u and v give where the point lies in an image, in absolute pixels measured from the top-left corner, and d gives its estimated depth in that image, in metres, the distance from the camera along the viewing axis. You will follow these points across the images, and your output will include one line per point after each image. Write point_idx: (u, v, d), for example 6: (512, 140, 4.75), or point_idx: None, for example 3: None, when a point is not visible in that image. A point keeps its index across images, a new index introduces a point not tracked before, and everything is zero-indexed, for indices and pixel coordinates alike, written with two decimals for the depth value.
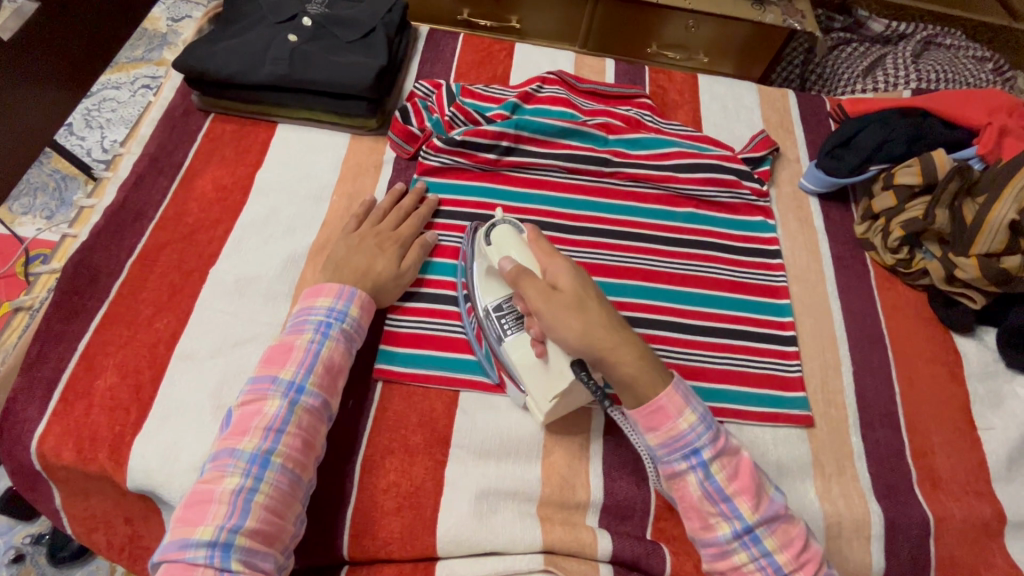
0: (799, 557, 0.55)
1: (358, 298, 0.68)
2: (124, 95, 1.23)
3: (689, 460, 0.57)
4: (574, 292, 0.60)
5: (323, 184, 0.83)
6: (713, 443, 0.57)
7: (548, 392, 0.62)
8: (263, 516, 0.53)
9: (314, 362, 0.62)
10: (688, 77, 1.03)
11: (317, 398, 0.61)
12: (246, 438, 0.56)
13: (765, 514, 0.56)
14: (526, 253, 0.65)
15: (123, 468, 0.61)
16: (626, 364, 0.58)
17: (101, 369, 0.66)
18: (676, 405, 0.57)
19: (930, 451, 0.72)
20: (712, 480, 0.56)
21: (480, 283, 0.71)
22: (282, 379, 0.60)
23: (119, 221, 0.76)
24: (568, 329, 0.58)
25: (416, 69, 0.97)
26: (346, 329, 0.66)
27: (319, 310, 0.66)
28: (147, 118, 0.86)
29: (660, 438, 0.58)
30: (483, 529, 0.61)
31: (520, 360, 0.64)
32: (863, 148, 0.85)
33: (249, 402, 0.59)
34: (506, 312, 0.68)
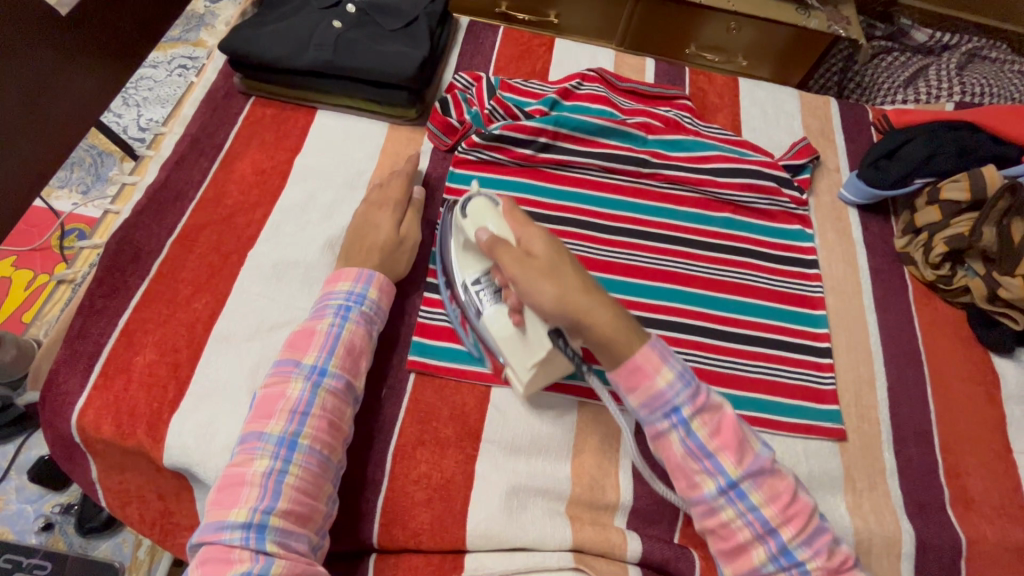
0: (786, 511, 0.54)
1: (376, 279, 0.68)
2: (160, 74, 1.24)
3: (670, 419, 0.56)
4: (546, 257, 0.57)
5: (360, 171, 0.83)
6: (693, 400, 0.56)
7: (529, 360, 0.62)
8: (294, 497, 0.54)
9: (335, 344, 0.62)
10: (728, 80, 1.01)
11: (340, 379, 0.61)
12: (272, 421, 0.57)
13: (749, 469, 0.55)
14: (500, 222, 0.62)
15: (160, 445, 0.62)
16: (602, 326, 0.56)
17: (141, 346, 0.66)
18: (653, 364, 0.56)
19: (963, 471, 0.71)
20: (693, 437, 0.56)
21: (458, 258, 0.70)
22: (305, 363, 0.61)
23: (160, 201, 0.76)
24: (540, 296, 0.56)
25: (455, 61, 0.97)
26: (365, 312, 0.66)
27: (339, 294, 0.66)
28: (190, 99, 0.87)
29: (639, 401, 0.57)
30: (513, 526, 0.61)
31: (498, 332, 0.64)
32: (909, 161, 0.83)
33: (273, 385, 0.59)
34: (485, 283, 0.68)
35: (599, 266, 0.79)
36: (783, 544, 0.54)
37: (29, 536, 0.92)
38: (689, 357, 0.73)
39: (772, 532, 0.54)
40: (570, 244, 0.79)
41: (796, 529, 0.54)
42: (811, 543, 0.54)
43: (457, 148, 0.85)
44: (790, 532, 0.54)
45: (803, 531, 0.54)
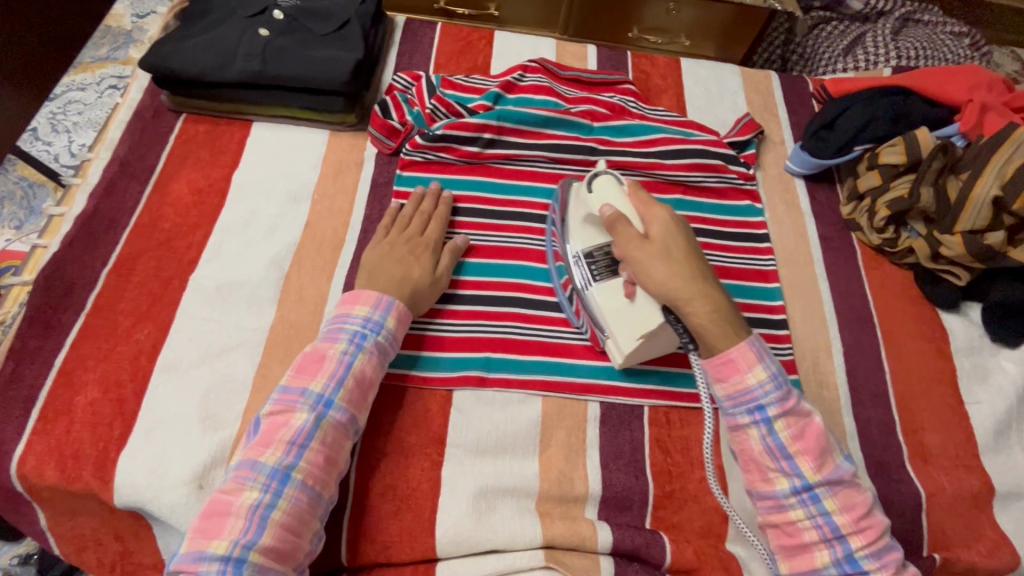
0: (859, 522, 0.56)
1: (395, 307, 0.66)
2: (90, 96, 1.18)
3: (754, 415, 0.58)
4: (673, 240, 0.61)
5: (303, 183, 0.81)
6: (781, 401, 0.57)
7: (636, 331, 0.64)
8: (279, 534, 0.52)
9: (345, 375, 0.60)
10: (670, 61, 1.01)
11: (344, 413, 0.59)
12: (269, 450, 0.55)
13: (828, 477, 0.57)
14: (625, 202, 0.65)
15: (109, 486, 0.59)
16: (700, 316, 0.58)
17: (81, 385, 0.63)
18: (747, 360, 0.57)
19: (919, 427, 0.73)
20: (775, 437, 0.57)
21: (574, 231, 0.72)
22: (311, 391, 0.59)
23: (91, 230, 0.73)
24: (650, 275, 0.60)
25: (394, 61, 0.95)
26: (380, 341, 0.64)
27: (355, 319, 0.64)
28: (115, 121, 0.83)
29: (726, 391, 0.58)
30: (483, 528, 0.61)
31: (608, 304, 0.66)
32: (847, 129, 0.85)
33: (277, 413, 0.58)
34: (601, 258, 0.69)
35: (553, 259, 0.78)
36: (850, 551, 0.55)
37: None
38: None
39: (839, 537, 0.56)
40: (525, 239, 0.79)
41: (865, 540, 0.56)
42: (880, 557, 0.55)
43: (402, 150, 0.83)
44: (859, 542, 0.55)
45: (872, 544, 0.55)
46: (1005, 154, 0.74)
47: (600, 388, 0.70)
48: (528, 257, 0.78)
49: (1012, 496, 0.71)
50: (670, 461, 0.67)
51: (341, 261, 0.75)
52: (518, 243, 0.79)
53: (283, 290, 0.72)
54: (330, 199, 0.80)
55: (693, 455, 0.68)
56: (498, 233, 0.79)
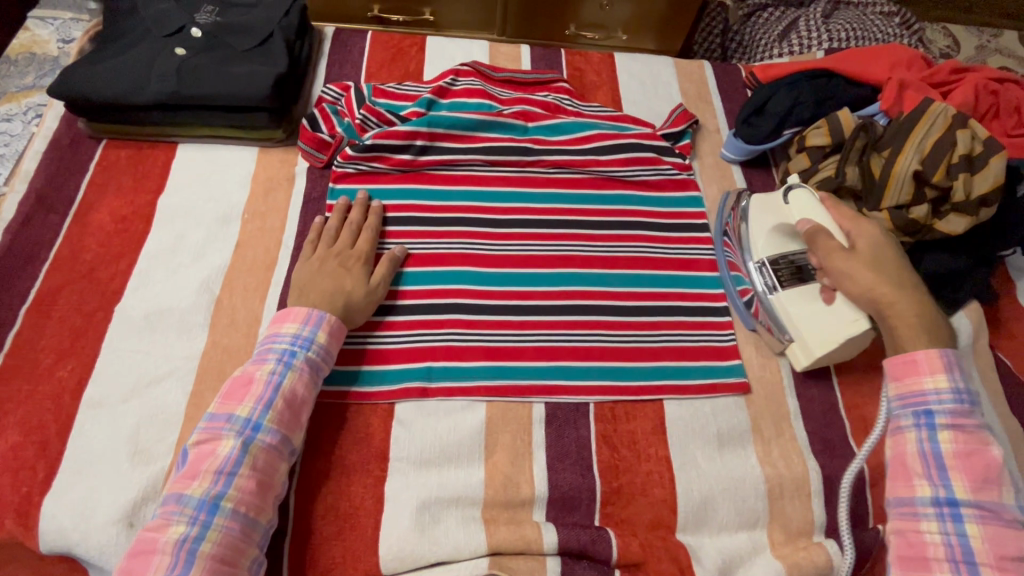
0: (1001, 558, 0.52)
1: (326, 322, 0.65)
2: (16, 127, 1.13)
3: (919, 418, 0.58)
4: (874, 249, 0.67)
5: (232, 203, 0.79)
6: (955, 413, 0.57)
7: (830, 334, 0.70)
8: (210, 567, 0.50)
9: (274, 396, 0.58)
10: (604, 57, 1.02)
11: (274, 436, 0.57)
12: (195, 482, 0.53)
13: (981, 501, 0.54)
14: (827, 216, 0.72)
15: (33, 532, 0.57)
16: (899, 320, 0.62)
17: (1, 430, 0.61)
18: (931, 365, 0.58)
19: (861, 402, 0.74)
20: (935, 443, 0.56)
21: (763, 237, 0.78)
22: (238, 416, 0.57)
23: (8, 267, 0.70)
24: (853, 281, 0.66)
25: (324, 73, 0.94)
26: (311, 357, 0.62)
27: (285, 337, 0.63)
28: (31, 152, 0.80)
29: (898, 390, 0.60)
30: (427, 541, 0.60)
31: (804, 308, 0.72)
32: (775, 114, 0.86)
33: (203, 441, 0.56)
34: (784, 266, 0.76)
35: (492, 262, 0.77)
36: None
37: None
38: (590, 338, 0.74)
39: (970, 564, 0.52)
40: (460, 243, 0.78)
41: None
42: None
43: (334, 164, 0.82)
44: None
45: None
46: (921, 130, 0.76)
47: (544, 388, 0.70)
48: (464, 262, 0.77)
49: None
50: (616, 456, 0.67)
51: (274, 280, 0.74)
52: (456, 249, 0.78)
53: (214, 314, 0.71)
54: (261, 217, 0.78)
55: (639, 448, 0.68)
56: (434, 240, 0.78)
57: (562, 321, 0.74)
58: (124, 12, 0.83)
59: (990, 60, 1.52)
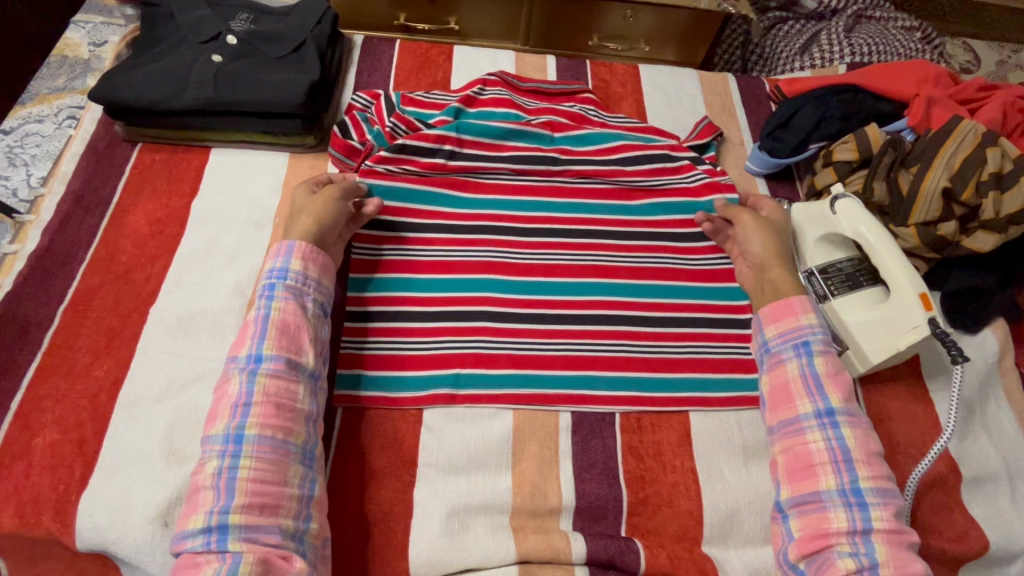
0: (868, 455, 0.60)
1: (297, 250, 0.67)
2: (48, 128, 1.16)
3: (798, 350, 0.66)
4: (777, 221, 0.79)
5: (264, 208, 0.80)
6: (824, 343, 0.66)
7: (890, 344, 0.70)
8: (252, 490, 0.53)
9: (265, 326, 0.61)
10: (629, 68, 1.03)
11: (278, 361, 0.59)
12: (218, 421, 0.56)
13: (848, 409, 0.62)
14: (877, 229, 0.73)
15: (70, 529, 0.58)
16: (780, 274, 0.73)
17: (40, 427, 0.62)
18: (804, 306, 0.68)
19: (886, 417, 0.74)
20: (812, 367, 0.64)
21: (811, 245, 0.79)
22: (240, 356, 0.59)
23: (47, 267, 0.72)
24: (748, 236, 0.77)
25: (353, 80, 0.95)
26: (291, 284, 0.65)
27: (266, 274, 0.66)
28: (69, 154, 0.82)
29: (778, 329, 0.68)
30: (457, 547, 0.60)
31: (857, 318, 0.73)
32: (802, 128, 0.87)
33: (218, 386, 0.59)
34: (834, 275, 0.77)
35: (520, 271, 0.78)
36: (857, 480, 0.58)
37: None
38: (616, 347, 0.74)
39: (846, 464, 0.59)
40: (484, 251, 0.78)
41: (872, 474, 0.59)
42: (886, 496, 0.58)
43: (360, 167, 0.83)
44: (867, 473, 0.59)
45: (879, 479, 0.58)
46: (950, 146, 0.76)
47: (571, 397, 0.70)
48: (489, 270, 0.77)
49: (978, 481, 0.72)
50: (643, 466, 0.67)
51: None
52: (483, 258, 0.78)
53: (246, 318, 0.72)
54: None
55: (665, 459, 0.68)
56: (456, 247, 0.78)
57: (590, 331, 0.75)
58: (161, 18, 0.85)
59: (1011, 75, 1.52)
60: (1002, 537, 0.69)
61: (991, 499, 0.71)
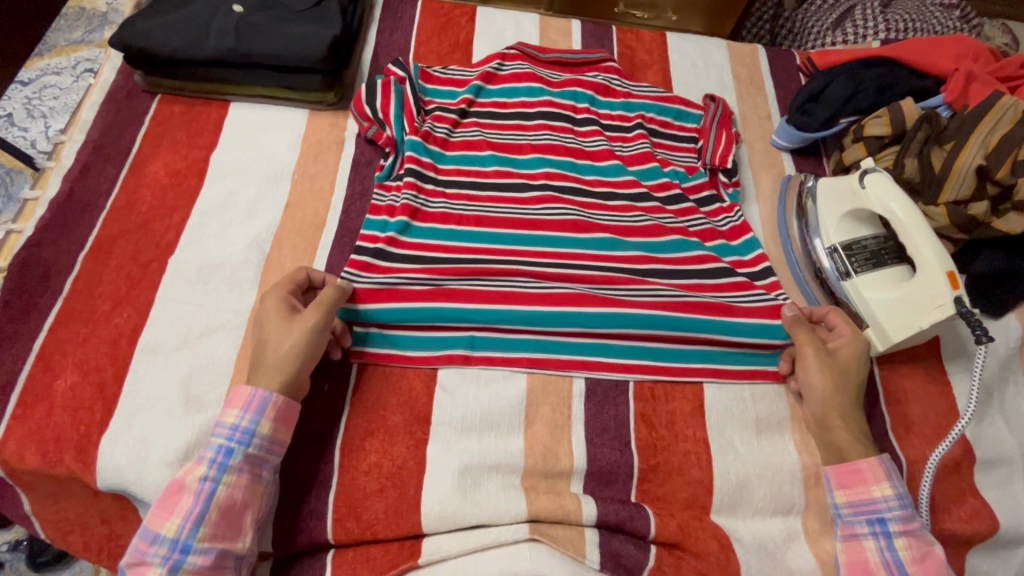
0: None
1: (269, 407, 0.58)
2: (65, 80, 1.16)
3: (874, 526, 0.60)
4: (846, 363, 0.67)
5: (282, 164, 0.79)
6: (904, 521, 0.60)
7: (912, 324, 0.69)
8: None
9: (202, 511, 0.53)
10: (656, 35, 1.00)
11: (208, 555, 0.53)
12: None
13: None
14: (906, 205, 0.71)
15: (90, 470, 0.59)
16: (848, 432, 0.64)
17: (61, 369, 0.63)
18: (876, 474, 0.61)
19: (902, 397, 0.74)
20: (893, 551, 0.59)
21: (835, 222, 0.78)
22: (164, 537, 0.53)
23: (67, 214, 0.72)
24: (813, 382, 0.66)
25: (374, 39, 0.93)
26: (252, 453, 0.57)
27: (223, 427, 0.57)
28: (88, 102, 0.81)
29: (847, 497, 0.62)
30: (468, 503, 0.61)
31: (879, 296, 0.72)
32: (833, 101, 0.84)
33: (131, 561, 0.53)
34: (858, 252, 0.76)
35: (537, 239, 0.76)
36: None
37: None
38: None
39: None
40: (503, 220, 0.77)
41: None
42: None
43: (362, 216, 0.77)
44: None
45: None
46: (987, 125, 0.74)
47: (585, 363, 0.70)
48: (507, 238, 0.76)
49: (993, 463, 0.71)
50: (655, 435, 0.67)
51: (322, 242, 0.75)
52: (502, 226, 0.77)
53: (263, 273, 0.72)
54: (311, 179, 0.79)
55: (678, 429, 0.68)
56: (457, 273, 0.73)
57: None
58: None
59: None
60: (1014, 519, 0.69)
61: (1004, 483, 0.71)
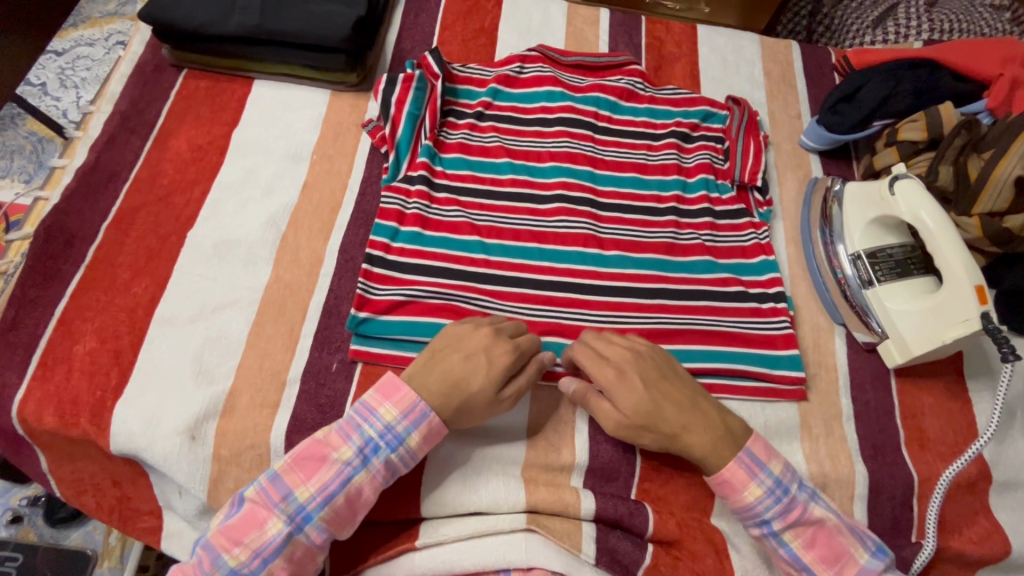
0: None
1: (426, 424, 0.58)
2: (98, 52, 1.18)
3: (763, 528, 0.60)
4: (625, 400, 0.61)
5: (302, 143, 0.80)
6: (784, 515, 0.59)
7: (934, 337, 0.67)
8: None
9: (338, 491, 0.55)
10: (686, 28, 0.97)
11: (321, 533, 0.56)
12: (235, 549, 0.53)
13: None
14: (937, 213, 0.67)
15: (105, 433, 0.61)
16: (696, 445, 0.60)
17: (80, 335, 0.65)
18: (741, 478, 0.59)
19: (919, 412, 0.72)
20: (787, 547, 0.59)
21: (861, 229, 0.76)
22: (296, 497, 0.55)
23: (92, 183, 0.74)
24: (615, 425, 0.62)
25: (399, 22, 0.92)
26: (391, 459, 0.57)
27: (377, 422, 0.57)
28: (117, 73, 0.83)
29: (735, 509, 0.60)
30: (468, 490, 0.61)
31: (902, 307, 0.70)
32: (867, 103, 0.81)
33: (255, 505, 0.54)
34: (882, 261, 0.74)
35: (550, 238, 0.76)
36: None
37: None
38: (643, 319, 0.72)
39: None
40: (518, 219, 0.77)
41: None
42: None
43: (373, 209, 0.76)
44: None
45: None
46: None
47: None
48: (517, 238, 0.75)
49: (1010, 485, 0.69)
50: None
51: (338, 223, 0.75)
52: (515, 224, 0.76)
53: (279, 251, 0.72)
54: (330, 161, 0.79)
55: None
56: (468, 271, 0.72)
57: (621, 301, 0.73)
58: None
59: None
60: None
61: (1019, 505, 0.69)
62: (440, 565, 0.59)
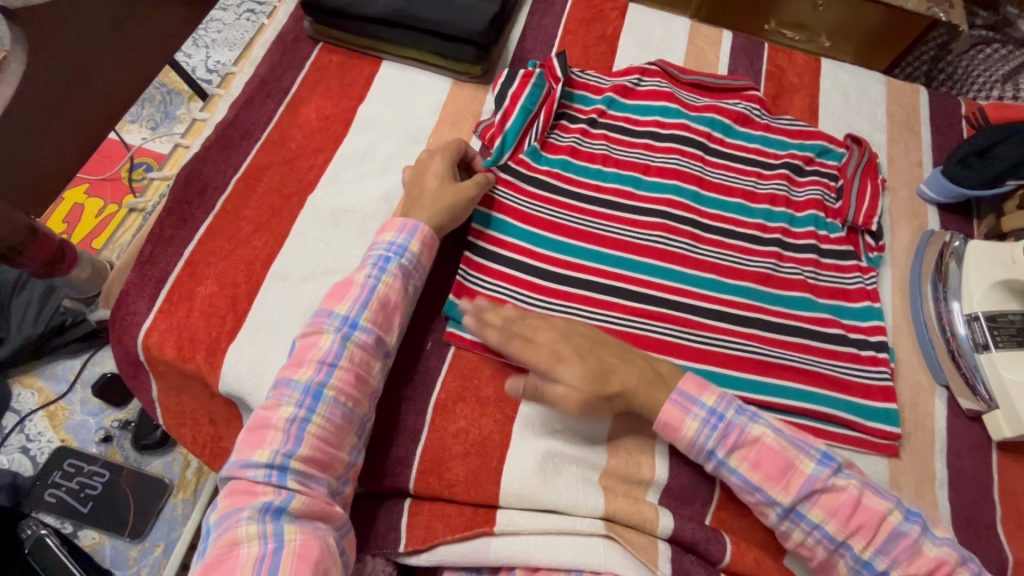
0: (849, 524, 0.56)
1: (419, 231, 0.67)
2: (230, 17, 1.26)
3: (712, 460, 0.60)
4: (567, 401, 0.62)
5: (420, 126, 0.83)
6: (724, 441, 0.60)
7: None
8: (316, 445, 0.54)
9: (369, 296, 0.62)
10: (810, 60, 0.95)
11: (370, 334, 0.61)
12: (302, 368, 0.57)
13: (800, 493, 0.57)
14: None
15: (216, 371, 0.65)
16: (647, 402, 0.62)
17: (203, 277, 0.69)
18: (677, 417, 0.60)
19: (1019, 490, 0.68)
20: (737, 472, 0.59)
21: (981, 290, 0.73)
22: (338, 313, 0.61)
23: (228, 138, 0.78)
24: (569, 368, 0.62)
25: (524, 21, 0.94)
26: (404, 265, 0.65)
27: (382, 244, 0.65)
28: (260, 40, 0.89)
29: (685, 445, 0.61)
30: (547, 487, 0.62)
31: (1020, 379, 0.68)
32: (1005, 160, 0.77)
33: (307, 334, 0.60)
34: (1002, 326, 0.71)
35: (650, 252, 0.75)
36: (858, 555, 0.56)
37: (90, 445, 0.99)
38: (737, 348, 0.71)
39: (843, 545, 0.57)
40: (620, 229, 0.77)
41: (867, 540, 0.56)
42: (885, 545, 0.56)
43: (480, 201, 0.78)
44: (861, 543, 0.56)
45: (874, 538, 0.56)
46: None
47: None
48: (616, 247, 0.75)
49: None
50: None
51: None
52: (617, 234, 0.76)
53: None
54: None
55: None
56: (565, 273, 0.73)
57: (716, 326, 0.72)
58: None
59: None
60: None
61: None
62: (516, 554, 0.59)
